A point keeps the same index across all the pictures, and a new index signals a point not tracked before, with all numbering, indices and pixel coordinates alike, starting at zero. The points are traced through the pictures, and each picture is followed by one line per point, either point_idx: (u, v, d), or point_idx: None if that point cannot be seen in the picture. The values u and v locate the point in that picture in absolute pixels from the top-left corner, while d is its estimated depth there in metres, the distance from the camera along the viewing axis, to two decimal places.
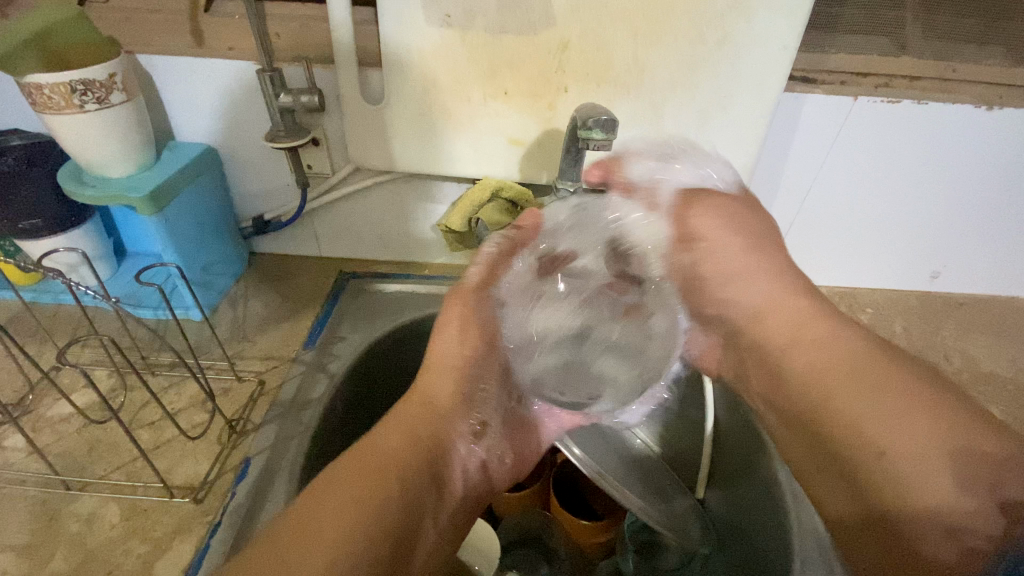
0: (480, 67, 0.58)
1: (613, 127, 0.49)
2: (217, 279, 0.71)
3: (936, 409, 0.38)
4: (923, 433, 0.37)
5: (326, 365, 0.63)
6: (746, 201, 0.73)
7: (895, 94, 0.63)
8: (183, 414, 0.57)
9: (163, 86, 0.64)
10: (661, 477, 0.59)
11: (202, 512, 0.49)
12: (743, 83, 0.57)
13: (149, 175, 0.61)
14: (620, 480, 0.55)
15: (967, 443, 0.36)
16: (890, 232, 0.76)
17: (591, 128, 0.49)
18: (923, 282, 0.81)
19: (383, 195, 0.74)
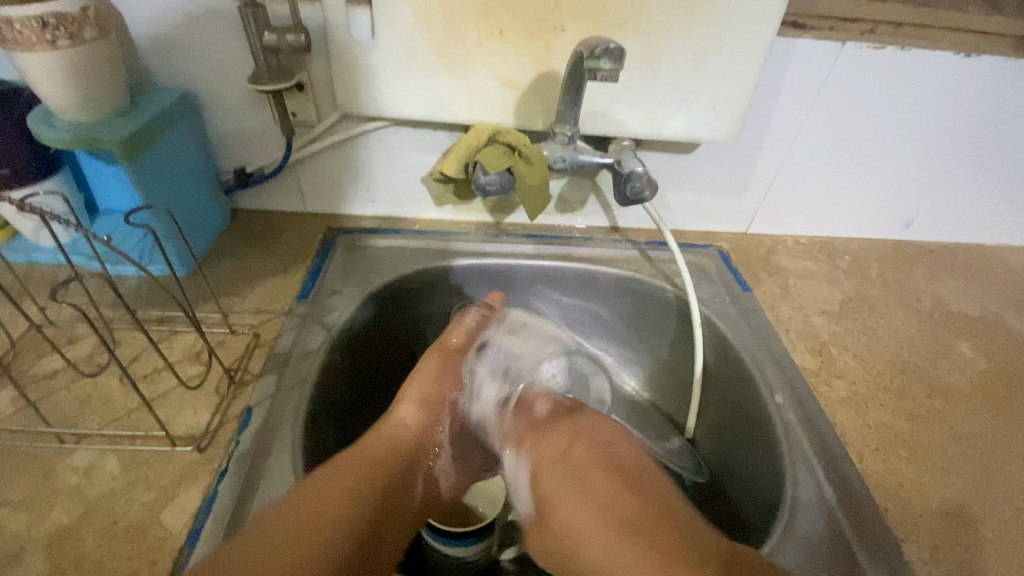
0: (475, 4, 0.56)
1: (621, 56, 0.47)
2: (200, 232, 0.68)
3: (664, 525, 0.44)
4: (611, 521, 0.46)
5: (322, 318, 0.63)
6: (735, 150, 0.74)
7: (881, 40, 0.65)
8: (178, 367, 0.55)
9: (133, 24, 0.60)
10: (655, 419, 0.75)
11: (206, 460, 0.48)
12: (739, 23, 0.57)
13: (125, 121, 0.58)
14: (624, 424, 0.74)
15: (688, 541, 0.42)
16: (867, 181, 0.78)
17: (599, 57, 0.47)
18: (897, 231, 0.84)
19: (371, 145, 0.72)
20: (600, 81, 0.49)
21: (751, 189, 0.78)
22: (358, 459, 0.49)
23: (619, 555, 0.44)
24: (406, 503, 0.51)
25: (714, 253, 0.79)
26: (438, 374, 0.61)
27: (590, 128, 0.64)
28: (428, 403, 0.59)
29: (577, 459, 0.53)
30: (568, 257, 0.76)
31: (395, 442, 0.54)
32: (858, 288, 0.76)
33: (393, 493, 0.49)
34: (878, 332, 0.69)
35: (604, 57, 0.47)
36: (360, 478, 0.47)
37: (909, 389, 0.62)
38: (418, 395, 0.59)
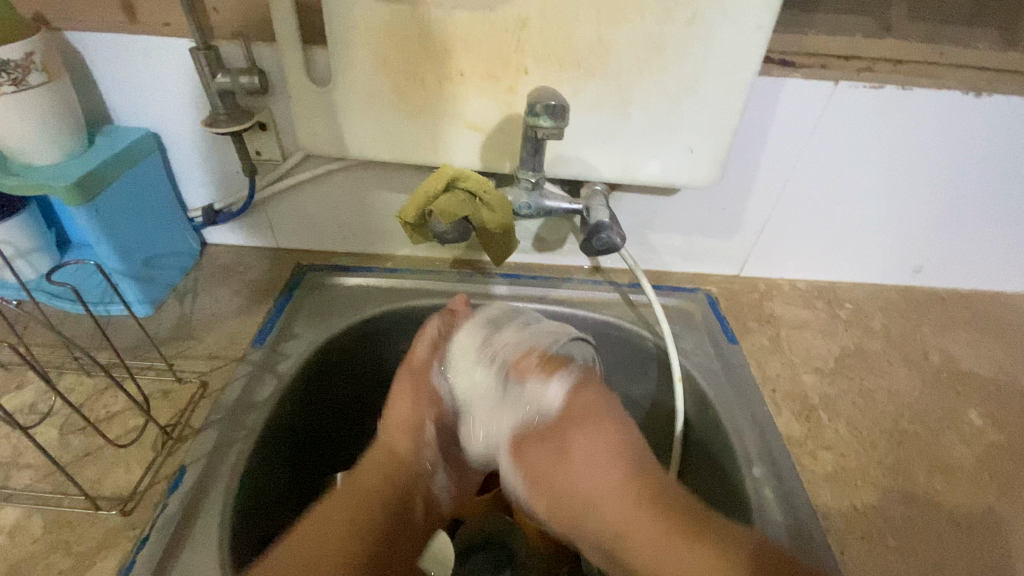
0: (433, 46, 0.54)
1: (563, 114, 0.47)
2: (162, 272, 0.67)
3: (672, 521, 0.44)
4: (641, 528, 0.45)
5: (275, 365, 0.60)
6: (722, 192, 0.69)
7: (879, 78, 0.60)
8: (118, 419, 0.53)
9: (94, 65, 0.60)
10: None
11: (129, 525, 0.46)
12: (716, 65, 0.53)
13: (78, 163, 0.57)
14: None
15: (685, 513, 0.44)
16: (869, 224, 0.72)
17: (539, 114, 0.47)
18: (906, 276, 0.78)
19: (339, 183, 0.70)
20: (544, 137, 0.49)
21: (742, 232, 0.73)
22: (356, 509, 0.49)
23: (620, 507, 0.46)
24: (409, 531, 0.53)
25: (702, 298, 0.74)
26: (415, 391, 0.57)
27: (559, 170, 0.61)
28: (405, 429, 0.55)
29: (591, 442, 0.50)
30: (542, 300, 0.73)
31: (392, 468, 0.53)
32: (858, 342, 0.70)
33: (394, 514, 0.51)
34: (876, 396, 0.63)
35: (544, 114, 0.47)
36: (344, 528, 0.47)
37: (905, 463, 0.57)
38: (396, 418, 0.56)
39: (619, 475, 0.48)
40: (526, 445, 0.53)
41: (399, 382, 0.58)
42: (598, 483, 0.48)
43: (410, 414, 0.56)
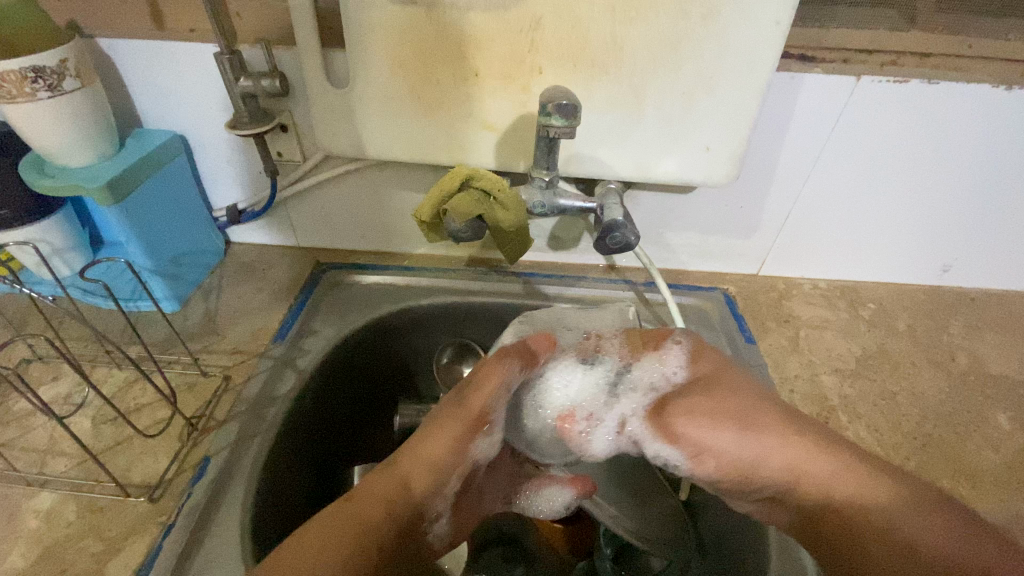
0: (448, 47, 0.54)
1: (573, 113, 0.48)
2: (188, 270, 0.69)
3: (882, 481, 0.44)
4: (872, 485, 0.44)
5: (295, 360, 0.62)
6: (742, 190, 0.68)
7: (904, 72, 0.58)
8: (146, 411, 0.55)
9: (124, 71, 0.62)
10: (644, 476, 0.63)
11: (157, 512, 0.48)
12: (732, 62, 0.53)
13: (110, 165, 0.59)
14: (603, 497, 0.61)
15: (926, 501, 0.42)
16: (893, 223, 0.71)
17: (551, 114, 0.48)
18: (933, 276, 0.76)
19: (357, 182, 0.71)
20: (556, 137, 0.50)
21: (760, 230, 0.72)
22: (350, 508, 0.42)
23: (879, 513, 0.43)
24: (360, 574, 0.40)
25: (718, 297, 0.73)
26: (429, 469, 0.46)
27: (573, 170, 0.61)
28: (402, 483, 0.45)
29: (722, 419, 0.49)
30: (556, 298, 0.73)
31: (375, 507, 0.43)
32: (881, 342, 0.69)
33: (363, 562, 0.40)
34: (898, 398, 0.62)
35: (555, 113, 0.47)
36: (354, 525, 0.41)
37: (928, 468, 0.55)
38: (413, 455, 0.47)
39: (888, 483, 0.44)
40: (677, 418, 0.50)
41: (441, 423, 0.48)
42: (817, 473, 0.45)
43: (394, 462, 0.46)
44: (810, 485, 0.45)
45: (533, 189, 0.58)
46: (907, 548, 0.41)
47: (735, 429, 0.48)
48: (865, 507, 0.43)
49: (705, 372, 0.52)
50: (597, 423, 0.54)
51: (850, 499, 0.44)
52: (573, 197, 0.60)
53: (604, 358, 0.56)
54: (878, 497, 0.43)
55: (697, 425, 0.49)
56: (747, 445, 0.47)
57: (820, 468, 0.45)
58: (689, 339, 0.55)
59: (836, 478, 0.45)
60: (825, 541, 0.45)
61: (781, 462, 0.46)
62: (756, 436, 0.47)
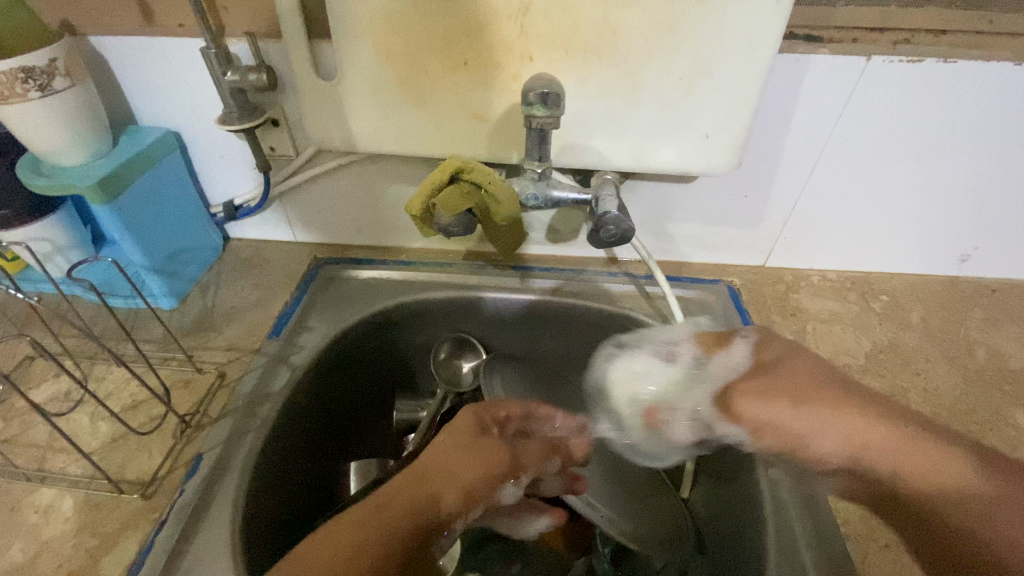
0: (436, 35, 0.53)
1: (557, 102, 0.46)
2: (185, 266, 0.69)
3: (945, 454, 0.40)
4: (939, 455, 0.40)
5: (289, 357, 0.62)
6: (746, 178, 0.66)
7: (917, 51, 0.55)
8: (142, 408, 0.56)
9: (116, 67, 0.62)
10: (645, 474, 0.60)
11: (149, 508, 0.48)
12: (732, 44, 0.50)
13: (104, 162, 0.59)
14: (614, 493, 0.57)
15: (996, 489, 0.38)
16: (906, 211, 0.68)
17: (534, 104, 0.47)
18: (949, 266, 0.72)
19: (351, 177, 0.70)
20: (541, 126, 0.49)
21: (766, 220, 0.70)
22: (392, 502, 0.39)
23: (945, 481, 0.39)
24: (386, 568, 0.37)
25: (723, 290, 0.71)
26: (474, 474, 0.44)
27: (567, 160, 0.60)
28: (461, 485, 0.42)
29: (789, 389, 0.47)
30: (554, 293, 0.71)
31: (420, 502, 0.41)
32: (892, 336, 0.66)
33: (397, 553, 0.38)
34: (909, 395, 0.59)
35: (539, 103, 0.46)
36: (395, 523, 0.38)
37: None
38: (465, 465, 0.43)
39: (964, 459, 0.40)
40: (738, 397, 0.49)
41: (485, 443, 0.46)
42: (879, 444, 0.43)
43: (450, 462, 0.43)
44: (874, 459, 0.43)
45: (523, 182, 0.57)
46: (981, 514, 0.37)
47: (800, 397, 0.46)
48: (928, 481, 0.40)
49: (770, 358, 0.51)
50: (675, 412, 0.55)
51: (917, 470, 0.40)
52: (568, 188, 0.59)
53: (677, 353, 0.59)
54: (954, 468, 0.39)
55: (755, 402, 0.48)
56: (816, 421, 0.45)
57: (881, 440, 0.42)
58: (756, 333, 0.54)
59: (897, 447, 0.42)
60: (907, 517, 0.42)
61: (836, 433, 0.44)
62: (807, 403, 0.46)
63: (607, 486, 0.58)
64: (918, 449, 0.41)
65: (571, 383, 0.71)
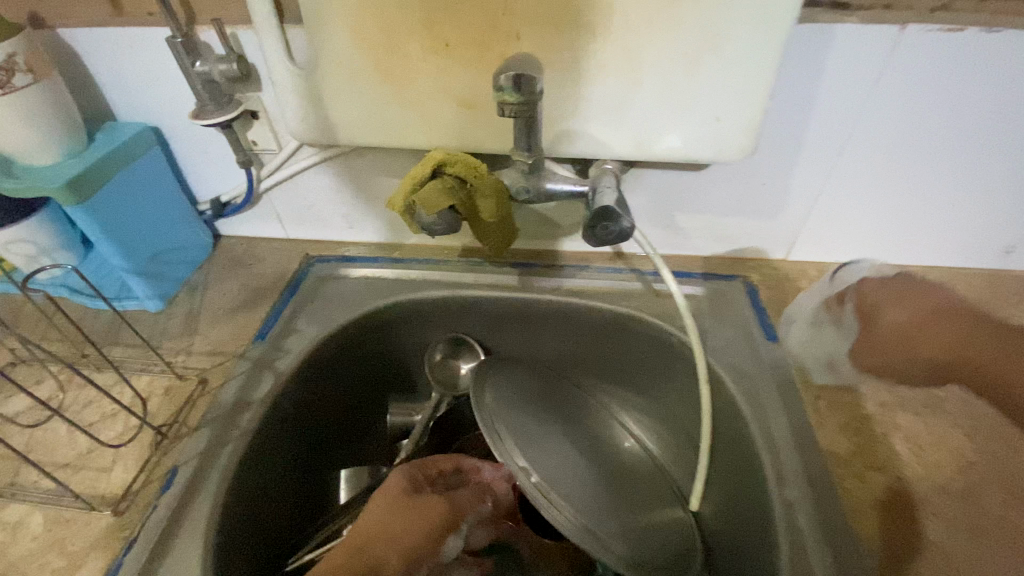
0: (413, 14, 0.48)
1: (530, 86, 0.41)
2: (171, 267, 0.67)
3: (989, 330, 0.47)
4: (964, 330, 0.48)
5: (274, 362, 0.59)
6: (763, 164, 0.60)
7: (959, 19, 0.48)
8: (120, 417, 0.54)
9: (89, 61, 0.60)
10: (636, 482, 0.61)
11: (120, 526, 0.46)
12: (744, 14, 0.44)
13: (76, 161, 0.56)
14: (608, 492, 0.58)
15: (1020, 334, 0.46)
16: (945, 200, 0.60)
17: (505, 88, 0.42)
18: (994, 259, 0.65)
19: (338, 170, 0.67)
20: (514, 115, 0.44)
21: (786, 211, 0.64)
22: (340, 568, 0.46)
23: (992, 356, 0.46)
24: None
25: (739, 287, 0.65)
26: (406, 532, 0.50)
27: (563, 150, 0.55)
28: (399, 538, 0.49)
29: (891, 325, 0.52)
30: (554, 291, 0.66)
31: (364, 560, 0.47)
32: None
33: None
34: (945, 406, 0.53)
35: (510, 87, 0.41)
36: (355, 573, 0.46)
37: (977, 491, 0.47)
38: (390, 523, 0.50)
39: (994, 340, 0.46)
40: (856, 347, 0.54)
41: (416, 503, 0.52)
42: (935, 343, 0.49)
43: (381, 520, 0.50)
44: (966, 355, 0.47)
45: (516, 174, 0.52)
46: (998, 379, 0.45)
47: (906, 297, 0.52)
48: (991, 360, 0.46)
49: (868, 301, 0.55)
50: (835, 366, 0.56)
51: (956, 346, 0.48)
52: (567, 177, 0.54)
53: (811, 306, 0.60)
54: (987, 339, 0.47)
55: (861, 346, 0.54)
56: (887, 339, 0.52)
57: (940, 331, 0.49)
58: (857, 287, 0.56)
59: (947, 337, 0.48)
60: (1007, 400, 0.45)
61: (917, 352, 0.50)
62: (874, 326, 0.54)
63: (602, 503, 0.55)
64: (954, 329, 0.48)
65: (568, 390, 0.67)
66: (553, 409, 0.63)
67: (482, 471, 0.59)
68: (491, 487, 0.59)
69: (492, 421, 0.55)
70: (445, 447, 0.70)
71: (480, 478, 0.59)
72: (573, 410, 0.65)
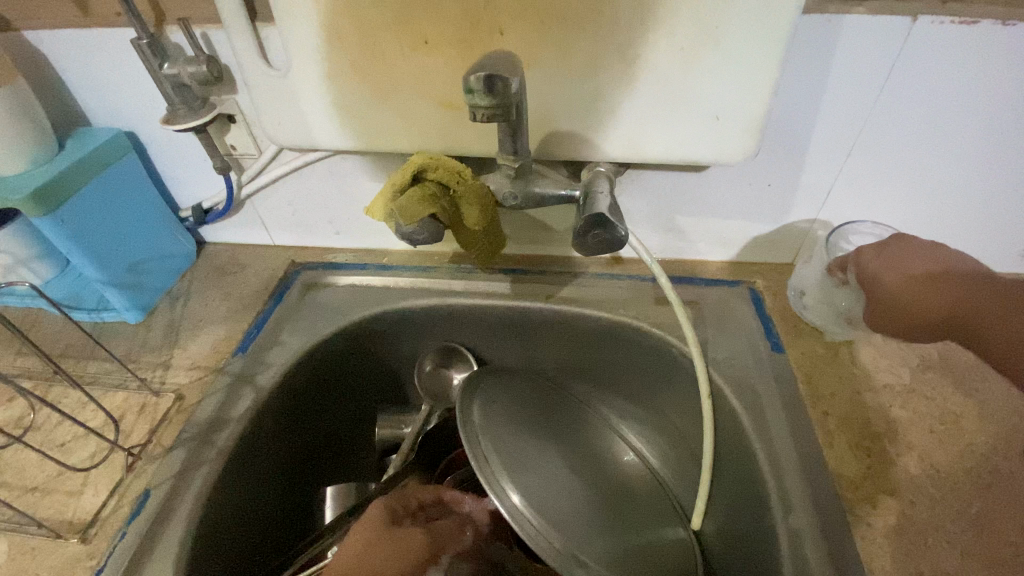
0: (387, 10, 0.45)
1: (498, 88, 0.38)
2: (151, 277, 0.65)
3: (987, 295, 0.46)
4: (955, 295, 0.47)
5: (254, 376, 0.57)
6: (767, 164, 0.56)
7: (971, 11, 0.44)
8: (94, 437, 0.52)
9: (58, 64, 0.57)
10: (634, 501, 0.58)
11: (88, 554, 0.44)
12: (742, 4, 0.40)
13: (44, 170, 0.54)
14: (603, 512, 0.55)
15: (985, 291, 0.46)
16: (964, 200, 0.56)
17: (473, 89, 0.39)
18: (1018, 261, 0.61)
19: (321, 174, 0.64)
20: (483, 119, 0.41)
21: (792, 213, 0.60)
22: None
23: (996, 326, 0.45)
24: None
25: (743, 294, 0.62)
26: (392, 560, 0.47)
27: (553, 152, 0.52)
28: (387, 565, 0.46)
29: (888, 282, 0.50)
30: (547, 299, 0.63)
31: None
32: (944, 349, 0.56)
33: None
34: (964, 422, 0.50)
35: (479, 88, 0.38)
36: None
37: (1000, 517, 0.44)
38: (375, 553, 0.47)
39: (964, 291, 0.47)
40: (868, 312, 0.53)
41: (396, 532, 0.49)
42: (940, 302, 0.47)
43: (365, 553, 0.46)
44: (961, 322, 0.47)
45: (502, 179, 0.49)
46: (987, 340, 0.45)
47: (902, 260, 0.49)
48: (957, 315, 0.47)
49: (868, 271, 0.52)
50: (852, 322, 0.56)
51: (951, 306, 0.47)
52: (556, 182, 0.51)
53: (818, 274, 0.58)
54: (965, 299, 0.46)
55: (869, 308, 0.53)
56: (888, 297, 0.50)
57: (938, 292, 0.47)
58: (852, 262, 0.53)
59: (939, 300, 0.47)
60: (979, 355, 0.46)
61: (915, 317, 0.49)
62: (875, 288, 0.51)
63: (595, 524, 0.53)
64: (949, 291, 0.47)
65: (564, 401, 0.64)
66: (547, 423, 0.60)
67: (462, 501, 0.59)
68: (474, 520, 0.58)
69: (478, 443, 0.53)
70: (435, 468, 0.66)
71: (462, 511, 0.58)
72: (569, 423, 0.62)
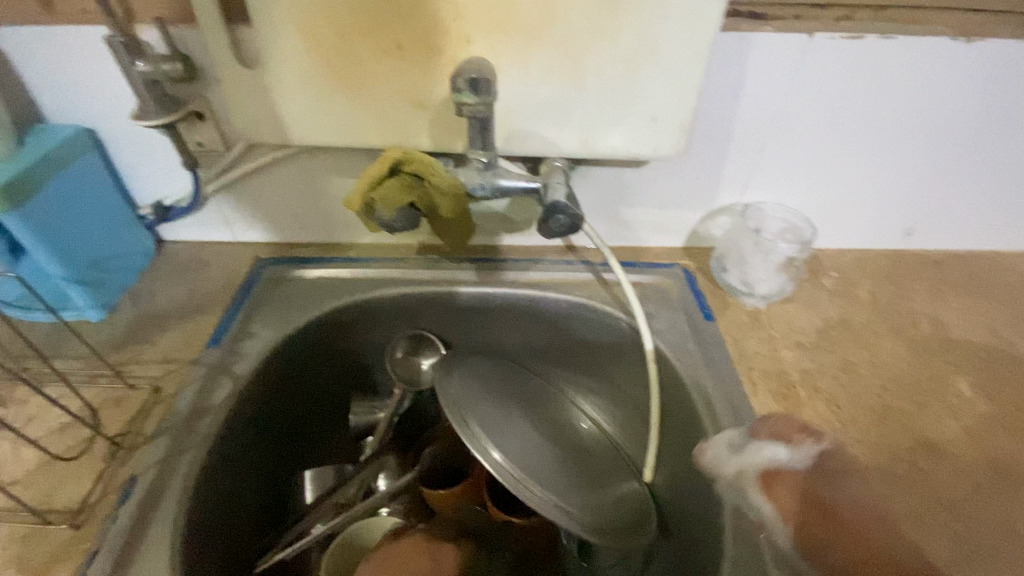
0: (364, 17, 0.49)
1: (485, 89, 0.46)
2: (112, 275, 0.65)
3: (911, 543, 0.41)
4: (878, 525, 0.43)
5: (231, 366, 0.58)
6: (696, 160, 0.65)
7: (860, 27, 0.55)
8: (69, 431, 0.52)
9: (14, 60, 0.57)
10: (595, 460, 0.65)
11: (81, 538, 0.44)
12: (674, 23, 0.49)
13: (7, 165, 0.53)
14: (571, 468, 0.62)
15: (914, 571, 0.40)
16: (852, 189, 0.68)
17: (463, 90, 0.47)
18: (896, 240, 0.74)
19: (289, 171, 0.67)
20: (471, 115, 0.49)
21: (718, 202, 0.69)
22: None
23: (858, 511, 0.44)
24: None
25: (678, 274, 0.71)
26: None
27: (515, 148, 0.57)
28: None
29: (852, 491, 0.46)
30: (509, 284, 0.69)
31: None
32: (843, 313, 0.67)
33: None
34: (858, 369, 0.61)
35: (468, 89, 0.46)
36: None
37: (887, 441, 0.54)
38: None
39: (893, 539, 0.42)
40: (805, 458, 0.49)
41: None
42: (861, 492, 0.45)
43: None
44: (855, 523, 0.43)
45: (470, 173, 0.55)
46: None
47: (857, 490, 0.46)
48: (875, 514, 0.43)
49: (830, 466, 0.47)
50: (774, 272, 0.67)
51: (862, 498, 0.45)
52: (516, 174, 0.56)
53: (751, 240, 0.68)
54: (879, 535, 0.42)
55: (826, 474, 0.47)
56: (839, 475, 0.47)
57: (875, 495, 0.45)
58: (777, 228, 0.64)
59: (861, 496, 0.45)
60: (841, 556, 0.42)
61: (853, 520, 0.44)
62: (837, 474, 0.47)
63: (564, 478, 0.59)
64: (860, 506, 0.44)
65: (529, 376, 0.70)
66: (516, 394, 0.66)
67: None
68: None
69: (459, 410, 0.58)
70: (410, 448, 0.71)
71: None
72: (535, 395, 0.68)
